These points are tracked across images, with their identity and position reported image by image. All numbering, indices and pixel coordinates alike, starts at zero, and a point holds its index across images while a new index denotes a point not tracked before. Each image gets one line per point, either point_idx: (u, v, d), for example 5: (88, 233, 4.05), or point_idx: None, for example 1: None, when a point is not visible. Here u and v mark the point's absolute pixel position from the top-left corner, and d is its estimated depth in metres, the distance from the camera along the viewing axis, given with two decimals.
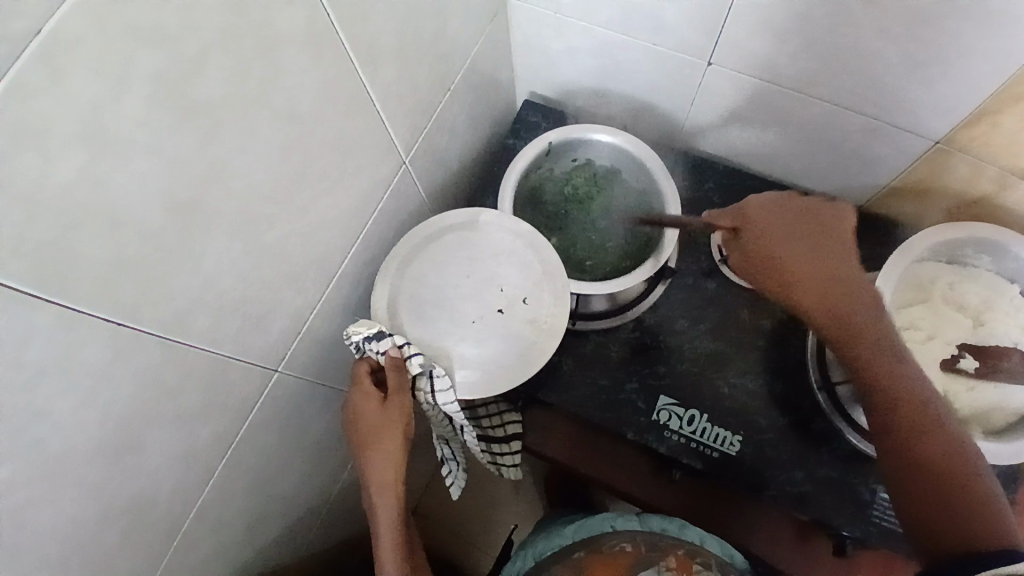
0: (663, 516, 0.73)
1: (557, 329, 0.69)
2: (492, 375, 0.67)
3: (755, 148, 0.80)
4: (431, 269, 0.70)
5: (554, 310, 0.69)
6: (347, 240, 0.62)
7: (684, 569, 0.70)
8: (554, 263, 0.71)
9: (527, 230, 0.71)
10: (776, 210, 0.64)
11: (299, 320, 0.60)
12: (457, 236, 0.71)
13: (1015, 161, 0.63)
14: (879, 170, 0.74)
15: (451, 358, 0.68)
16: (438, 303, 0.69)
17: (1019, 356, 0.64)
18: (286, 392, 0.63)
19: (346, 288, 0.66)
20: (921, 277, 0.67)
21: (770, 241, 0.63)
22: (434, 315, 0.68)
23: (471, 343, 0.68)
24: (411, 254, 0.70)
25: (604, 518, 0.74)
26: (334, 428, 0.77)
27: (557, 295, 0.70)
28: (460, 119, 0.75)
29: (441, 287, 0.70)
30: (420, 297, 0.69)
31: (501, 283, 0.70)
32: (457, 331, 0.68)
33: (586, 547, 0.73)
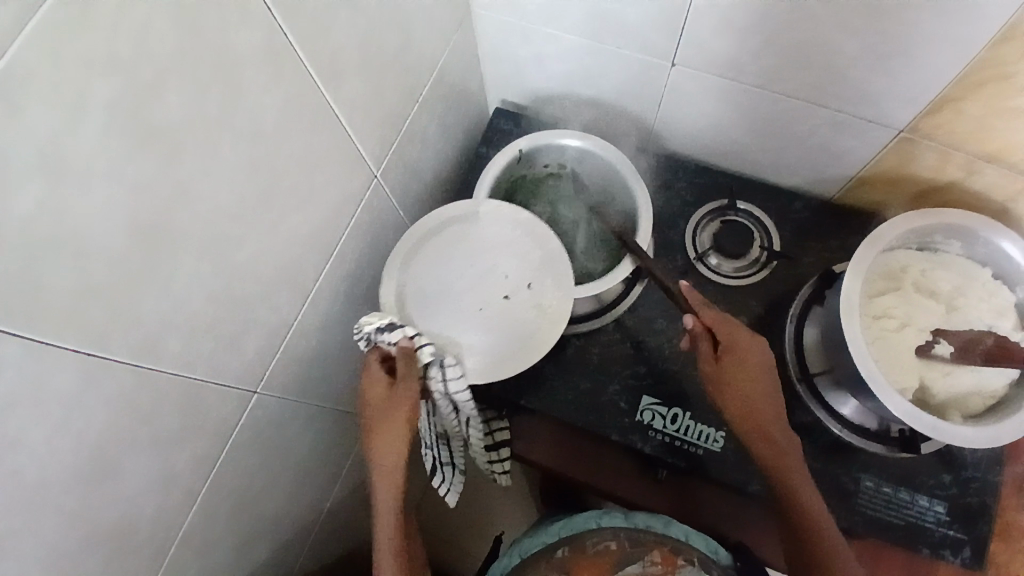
0: (648, 513, 0.72)
1: (562, 313, 0.69)
2: (501, 359, 0.67)
3: (725, 144, 0.80)
4: (433, 263, 0.70)
5: (558, 295, 0.70)
6: (321, 257, 0.62)
7: (668, 563, 0.70)
8: (554, 249, 0.71)
9: (525, 218, 0.72)
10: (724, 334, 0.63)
11: (275, 339, 0.60)
12: (456, 228, 0.72)
13: (980, 146, 0.64)
14: (846, 161, 0.75)
15: (459, 345, 0.68)
16: (444, 293, 0.69)
17: (993, 340, 0.63)
18: (267, 412, 0.63)
19: (323, 304, 0.66)
20: (890, 263, 0.68)
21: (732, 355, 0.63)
22: (441, 304, 0.68)
23: (478, 331, 0.68)
24: (405, 259, 0.70)
25: (589, 516, 0.73)
26: (317, 444, 0.77)
27: (559, 283, 0.70)
28: (432, 129, 0.76)
29: (443, 282, 0.70)
30: (425, 290, 0.69)
31: (504, 271, 0.71)
32: (466, 319, 0.68)
33: (570, 545, 0.72)
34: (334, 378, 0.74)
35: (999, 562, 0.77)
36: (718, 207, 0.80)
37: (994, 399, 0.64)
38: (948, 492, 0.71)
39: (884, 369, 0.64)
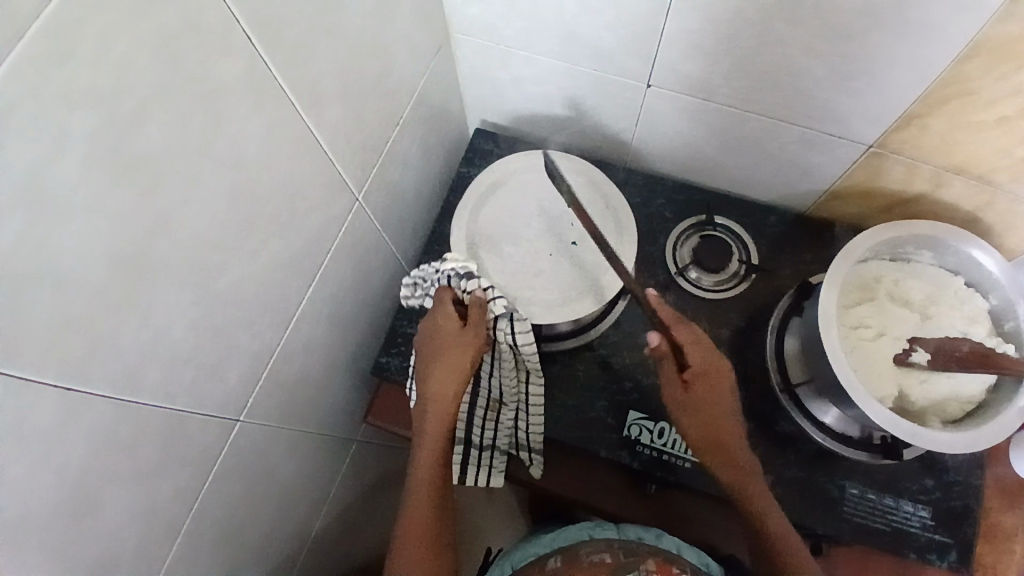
0: (640, 526, 0.71)
1: (629, 255, 0.68)
2: (573, 302, 0.66)
3: (700, 161, 0.82)
4: (500, 214, 0.70)
5: (623, 239, 0.69)
6: (303, 282, 0.63)
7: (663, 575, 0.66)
8: (614, 196, 0.71)
9: (584, 166, 0.72)
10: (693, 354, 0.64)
11: (257, 365, 0.60)
12: (517, 178, 0.72)
13: (946, 159, 0.66)
14: (818, 176, 0.77)
15: (529, 293, 0.67)
16: (512, 241, 0.69)
17: (970, 346, 0.61)
18: (250, 439, 0.63)
19: (306, 328, 0.66)
20: (864, 275, 0.69)
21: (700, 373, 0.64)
22: (512, 251, 0.68)
23: (549, 277, 0.67)
24: (471, 217, 0.70)
25: (582, 528, 0.72)
26: (302, 469, 0.77)
27: (621, 226, 0.70)
28: (412, 152, 0.76)
29: (512, 233, 0.69)
30: (496, 235, 0.69)
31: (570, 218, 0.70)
32: (537, 267, 0.68)
33: (563, 554, 0.69)
34: (317, 402, 0.74)
35: (985, 564, 0.78)
36: (696, 222, 0.82)
37: (972, 404, 0.65)
38: (932, 497, 0.72)
39: (862, 377, 0.65)
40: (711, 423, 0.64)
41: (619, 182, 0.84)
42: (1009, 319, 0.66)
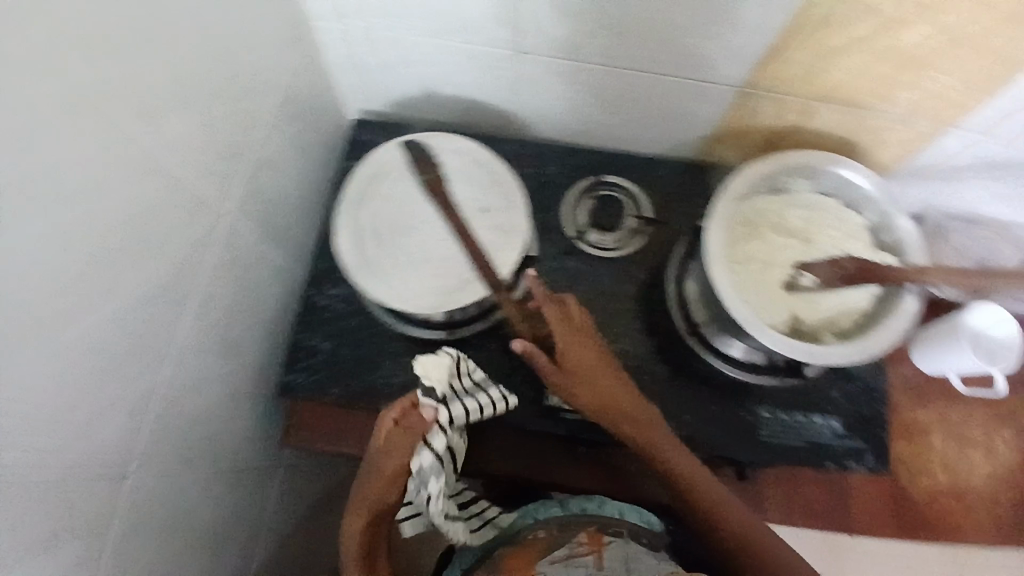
0: (581, 498, 0.73)
1: (520, 228, 0.67)
2: (469, 285, 0.65)
3: (583, 124, 0.82)
4: (383, 205, 0.68)
5: (512, 213, 0.68)
6: (177, 310, 0.59)
7: (597, 543, 0.67)
8: (501, 170, 0.70)
9: (467, 145, 0.69)
10: (557, 328, 0.65)
11: (140, 406, 0.56)
12: (393, 168, 0.69)
13: (808, 89, 0.68)
14: (694, 126, 0.78)
15: (425, 282, 0.66)
16: (398, 232, 0.67)
17: (851, 261, 0.66)
18: (152, 486, 0.59)
19: (192, 358, 0.63)
20: (750, 211, 0.71)
21: (575, 350, 0.65)
22: (400, 242, 0.67)
23: (442, 263, 0.67)
24: (353, 214, 0.67)
25: (526, 511, 0.73)
26: (224, 501, 0.73)
27: (510, 200, 0.69)
28: (284, 153, 0.72)
29: (397, 224, 0.68)
30: (382, 229, 0.67)
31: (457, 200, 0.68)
32: (428, 255, 0.67)
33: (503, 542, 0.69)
34: (221, 431, 0.70)
35: (906, 459, 0.85)
36: (588, 185, 0.82)
37: (859, 315, 0.69)
38: (841, 407, 0.77)
39: (754, 310, 0.67)
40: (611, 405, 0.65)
41: (508, 154, 0.83)
42: (889, 230, 0.68)
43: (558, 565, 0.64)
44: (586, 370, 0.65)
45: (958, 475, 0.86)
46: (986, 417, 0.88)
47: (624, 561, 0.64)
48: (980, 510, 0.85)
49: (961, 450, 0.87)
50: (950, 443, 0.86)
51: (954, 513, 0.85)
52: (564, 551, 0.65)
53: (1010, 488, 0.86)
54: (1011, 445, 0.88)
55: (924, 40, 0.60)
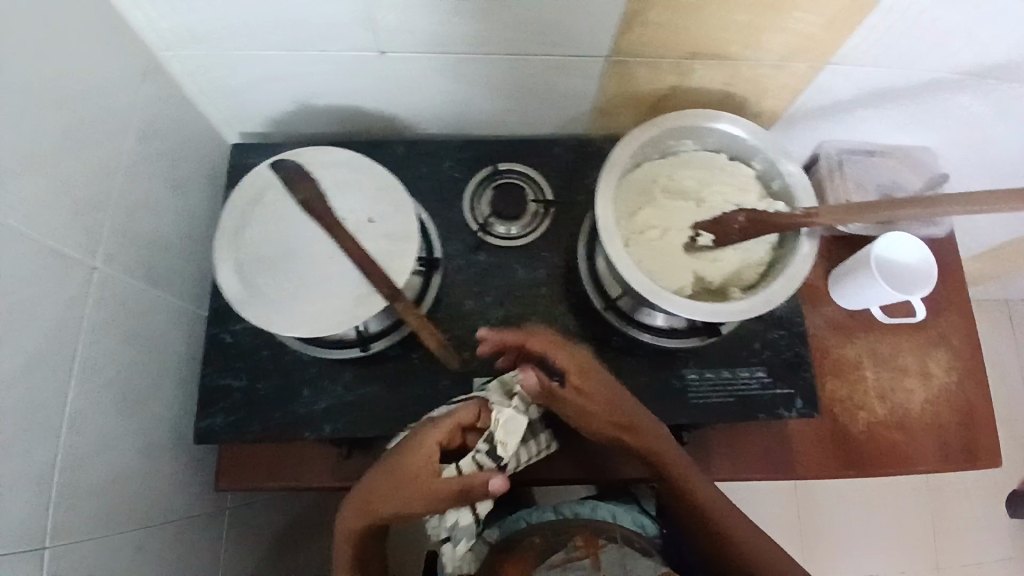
0: (573, 503, 0.84)
1: (411, 231, 0.65)
2: (367, 298, 0.63)
3: (469, 114, 0.80)
4: (266, 232, 0.66)
5: (401, 217, 0.66)
6: (62, 376, 0.56)
7: (592, 546, 0.73)
8: (384, 175, 0.68)
9: (345, 155, 0.68)
10: (568, 359, 0.62)
11: (41, 483, 0.54)
12: (271, 193, 0.67)
13: (679, 49, 0.67)
14: (578, 99, 0.77)
15: (321, 302, 0.64)
16: (286, 257, 0.65)
17: (745, 215, 0.66)
18: (73, 560, 0.57)
19: (93, 421, 0.60)
20: (642, 178, 0.70)
21: (598, 395, 0.63)
22: (289, 267, 0.65)
23: (335, 281, 0.64)
24: (235, 247, 0.65)
25: (520, 516, 0.82)
26: (167, 560, 0.71)
27: (397, 204, 0.66)
28: (157, 193, 0.69)
29: (284, 249, 0.66)
30: (268, 257, 0.65)
31: (342, 213, 0.66)
32: (319, 275, 0.65)
33: (498, 547, 0.76)
34: (147, 489, 0.68)
35: (841, 399, 0.83)
36: (485, 176, 0.80)
37: (763, 266, 0.69)
38: (766, 356, 0.77)
39: (658, 276, 0.67)
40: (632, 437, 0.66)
41: (401, 157, 0.81)
42: (776, 177, 0.68)
43: (556, 569, 0.69)
44: (600, 401, 0.63)
45: (895, 404, 0.84)
46: (916, 342, 0.86)
47: (620, 560, 0.71)
48: (924, 436, 0.83)
49: (895, 380, 0.85)
50: (882, 375, 0.85)
51: (897, 445, 0.82)
52: (560, 555, 0.71)
53: (951, 409, 0.84)
54: (946, 366, 0.86)
55: None
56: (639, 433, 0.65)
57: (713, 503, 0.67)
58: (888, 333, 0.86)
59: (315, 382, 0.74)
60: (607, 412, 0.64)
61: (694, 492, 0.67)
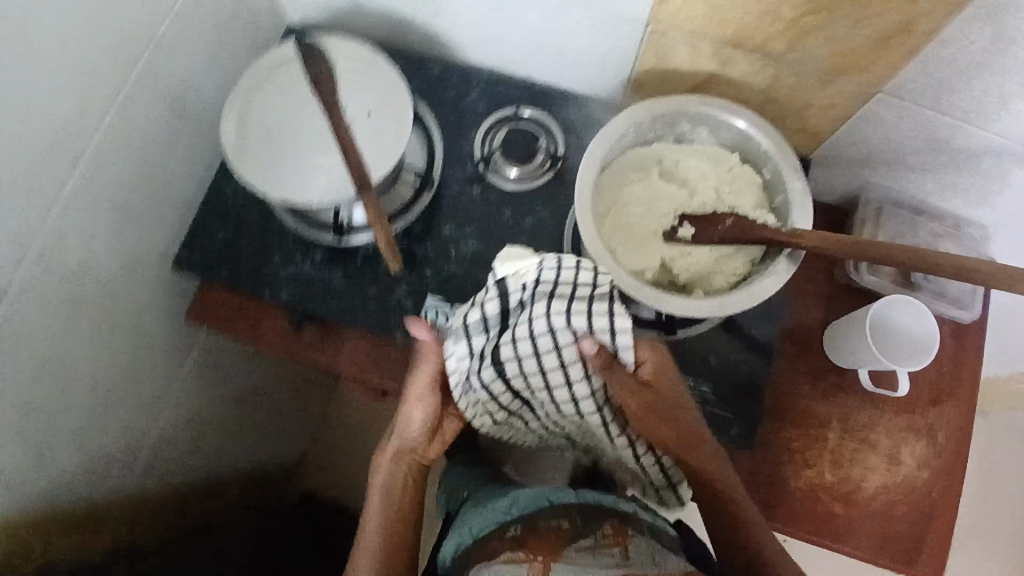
0: (598, 490, 0.69)
1: (401, 136, 0.67)
2: (341, 184, 0.67)
3: (508, 53, 0.80)
4: (275, 99, 0.70)
5: (398, 121, 0.68)
6: (65, 169, 0.64)
7: (621, 537, 0.62)
8: (396, 79, 0.70)
9: (367, 50, 0.70)
10: (654, 359, 0.60)
11: (20, 250, 0.61)
12: (290, 68, 0.71)
13: (723, 31, 0.64)
14: (614, 63, 0.75)
15: (300, 173, 0.67)
16: (284, 126, 0.69)
17: (732, 220, 0.63)
18: (29, 324, 0.66)
19: (83, 217, 0.68)
20: (645, 156, 0.69)
21: (669, 406, 0.61)
22: (282, 135, 0.69)
23: (318, 160, 0.68)
24: (244, 104, 0.69)
25: (540, 491, 0.69)
26: (113, 362, 0.81)
27: (399, 109, 0.68)
28: (199, 41, 0.75)
29: (285, 119, 0.70)
30: (268, 121, 0.69)
31: (345, 102, 0.69)
32: (306, 151, 0.68)
33: (523, 523, 0.65)
34: (115, 294, 0.77)
35: (793, 450, 0.79)
36: (504, 117, 0.81)
37: (737, 278, 0.66)
38: (713, 373, 0.75)
39: (622, 252, 0.66)
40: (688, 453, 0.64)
41: (434, 75, 0.83)
42: (780, 193, 0.66)
43: (581, 552, 0.60)
44: (669, 404, 0.61)
45: (848, 477, 0.78)
46: (897, 422, 0.80)
47: (650, 553, 0.60)
48: (868, 519, 0.77)
49: (859, 453, 0.79)
50: (846, 442, 0.79)
51: (833, 518, 0.77)
52: (588, 542, 0.61)
53: (908, 503, 0.78)
54: (921, 459, 0.79)
55: None
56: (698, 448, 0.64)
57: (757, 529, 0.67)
58: (869, 402, 0.80)
59: (287, 252, 0.79)
60: (676, 422, 0.62)
61: (738, 511, 0.67)
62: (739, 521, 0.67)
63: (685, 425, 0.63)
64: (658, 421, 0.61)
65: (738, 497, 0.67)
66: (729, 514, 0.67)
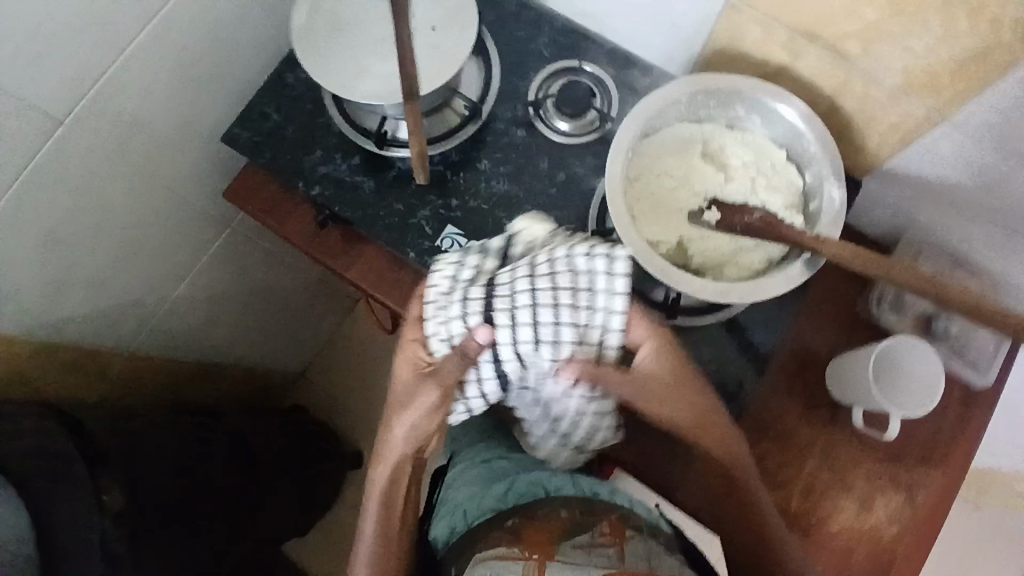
0: (594, 481, 0.73)
1: (458, 56, 0.68)
2: (391, 88, 0.69)
3: (584, 6, 0.79)
4: None
5: (459, 41, 0.69)
6: (142, 14, 0.67)
7: (618, 535, 0.62)
8: (467, 0, 0.70)
9: None
10: (665, 342, 0.62)
11: (83, 78, 0.65)
12: None
13: (800, 21, 0.63)
14: (686, 36, 0.74)
15: (355, 69, 0.69)
16: (350, 21, 0.71)
17: (761, 215, 0.60)
18: (77, 152, 0.70)
19: (147, 66, 0.71)
20: (692, 132, 0.68)
21: (676, 385, 0.63)
22: (347, 29, 0.71)
23: (375, 61, 0.70)
24: None
25: (538, 479, 0.74)
26: (146, 215, 0.85)
27: (462, 30, 0.69)
28: None
29: (353, 15, 0.71)
30: (337, 14, 0.71)
31: (413, 11, 0.70)
32: (366, 49, 0.70)
33: (521, 514, 0.67)
34: (162, 149, 0.81)
35: (765, 465, 0.77)
36: (565, 69, 0.81)
37: (749, 273, 0.65)
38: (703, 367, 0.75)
39: (643, 219, 0.66)
40: (698, 430, 0.65)
41: (509, 13, 0.83)
42: (816, 198, 0.65)
43: (580, 550, 0.59)
44: (679, 381, 0.63)
45: (814, 507, 0.77)
46: (879, 469, 0.77)
47: (647, 556, 0.60)
48: (822, 553, 0.76)
49: (833, 488, 0.77)
50: (822, 473, 0.77)
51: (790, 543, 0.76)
52: (585, 538, 0.61)
53: (868, 551, 0.76)
54: (894, 511, 0.77)
55: None
56: (709, 427, 0.65)
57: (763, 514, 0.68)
58: (857, 440, 0.78)
59: (328, 150, 0.81)
60: (685, 400, 0.63)
61: (747, 490, 0.68)
62: (747, 501, 0.68)
63: (695, 405, 0.64)
64: (660, 402, 0.63)
65: (753, 477, 0.67)
66: (736, 492, 0.68)
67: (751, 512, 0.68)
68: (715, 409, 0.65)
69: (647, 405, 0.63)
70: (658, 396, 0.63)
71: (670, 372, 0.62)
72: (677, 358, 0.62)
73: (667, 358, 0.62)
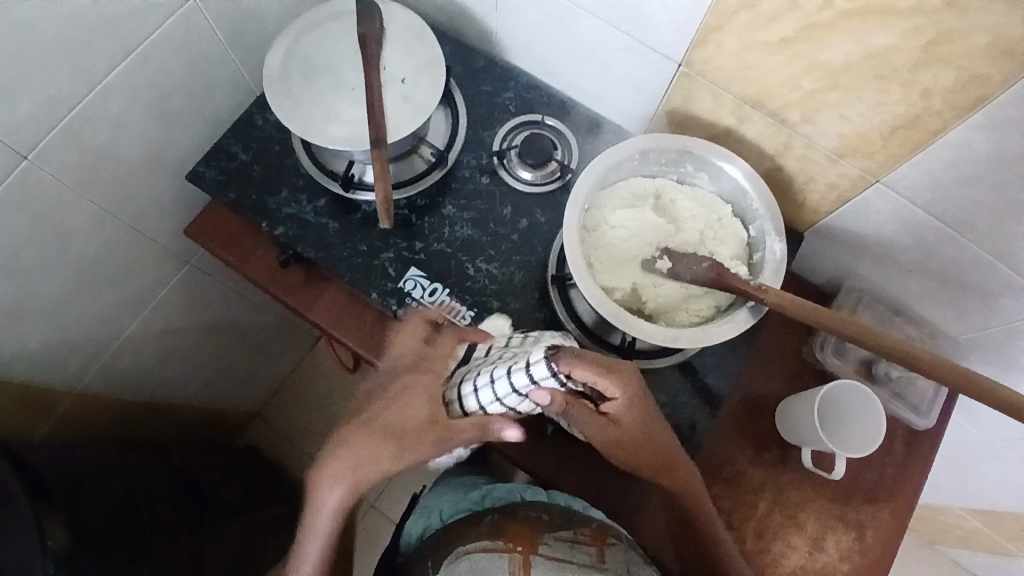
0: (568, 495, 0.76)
1: (427, 106, 0.71)
2: (361, 132, 0.71)
3: (547, 65, 0.84)
4: (322, 45, 0.75)
5: (429, 92, 0.72)
6: (117, 53, 0.68)
7: (599, 541, 0.63)
8: (438, 55, 0.74)
9: (420, 24, 0.75)
10: (620, 387, 0.60)
11: (53, 111, 0.66)
12: (344, 21, 0.76)
13: (745, 88, 0.68)
14: (641, 97, 0.79)
15: (326, 114, 0.71)
16: (324, 69, 0.74)
17: (708, 265, 0.64)
18: (40, 183, 0.70)
19: (118, 102, 0.72)
20: (646, 185, 0.72)
21: (636, 432, 0.63)
22: (321, 76, 0.73)
23: (346, 106, 0.72)
24: (294, 42, 0.74)
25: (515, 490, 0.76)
26: (105, 249, 0.84)
27: (433, 82, 0.73)
28: None
29: (327, 63, 0.74)
30: (310, 62, 0.74)
31: (386, 63, 0.73)
32: (337, 95, 0.73)
33: (500, 512, 0.67)
34: (127, 184, 0.81)
35: (720, 507, 0.79)
36: (528, 122, 0.85)
37: (698, 320, 0.68)
38: None
39: (599, 266, 0.68)
40: (656, 469, 0.66)
41: (477, 67, 0.87)
42: (760, 250, 0.69)
43: (563, 543, 0.60)
44: (637, 431, 0.63)
45: (768, 550, 0.78)
46: (829, 510, 0.80)
47: (626, 563, 0.61)
48: None
49: (785, 529, 0.79)
50: (775, 514, 0.79)
51: None
52: (567, 534, 0.62)
53: None
54: (844, 552, 0.79)
55: (847, 59, 0.59)
56: (666, 465, 0.66)
57: (724, 548, 0.69)
58: (806, 482, 0.80)
59: (294, 191, 0.83)
60: (645, 443, 0.64)
61: (709, 525, 0.69)
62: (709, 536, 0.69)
63: (656, 447, 0.65)
64: (619, 449, 0.64)
65: (711, 515, 0.69)
66: (698, 524, 0.69)
67: (718, 549, 0.68)
68: (675, 448, 0.67)
69: (611, 451, 0.65)
70: (621, 444, 0.64)
71: (629, 420, 0.63)
72: (638, 406, 0.62)
73: (629, 403, 0.61)
